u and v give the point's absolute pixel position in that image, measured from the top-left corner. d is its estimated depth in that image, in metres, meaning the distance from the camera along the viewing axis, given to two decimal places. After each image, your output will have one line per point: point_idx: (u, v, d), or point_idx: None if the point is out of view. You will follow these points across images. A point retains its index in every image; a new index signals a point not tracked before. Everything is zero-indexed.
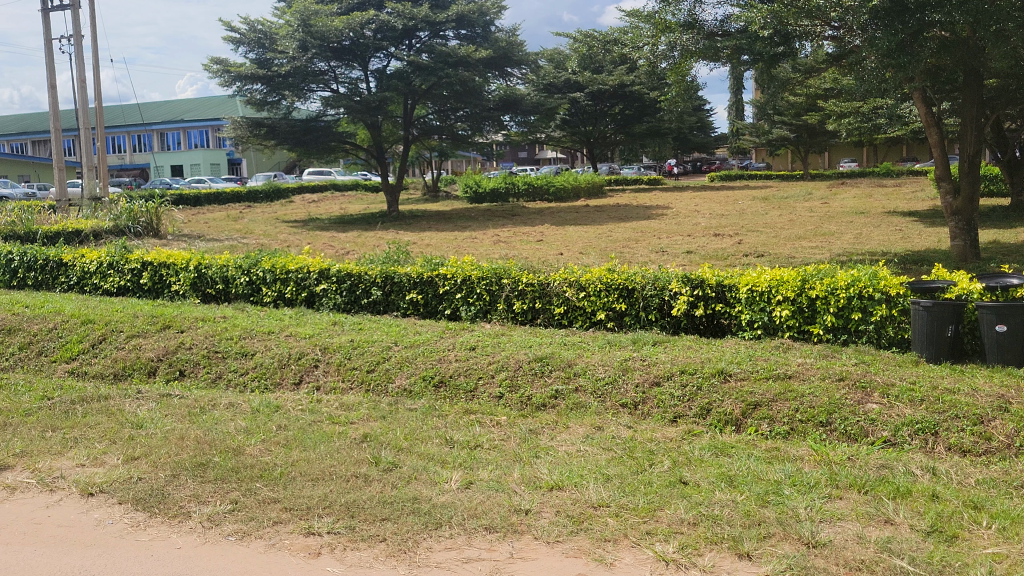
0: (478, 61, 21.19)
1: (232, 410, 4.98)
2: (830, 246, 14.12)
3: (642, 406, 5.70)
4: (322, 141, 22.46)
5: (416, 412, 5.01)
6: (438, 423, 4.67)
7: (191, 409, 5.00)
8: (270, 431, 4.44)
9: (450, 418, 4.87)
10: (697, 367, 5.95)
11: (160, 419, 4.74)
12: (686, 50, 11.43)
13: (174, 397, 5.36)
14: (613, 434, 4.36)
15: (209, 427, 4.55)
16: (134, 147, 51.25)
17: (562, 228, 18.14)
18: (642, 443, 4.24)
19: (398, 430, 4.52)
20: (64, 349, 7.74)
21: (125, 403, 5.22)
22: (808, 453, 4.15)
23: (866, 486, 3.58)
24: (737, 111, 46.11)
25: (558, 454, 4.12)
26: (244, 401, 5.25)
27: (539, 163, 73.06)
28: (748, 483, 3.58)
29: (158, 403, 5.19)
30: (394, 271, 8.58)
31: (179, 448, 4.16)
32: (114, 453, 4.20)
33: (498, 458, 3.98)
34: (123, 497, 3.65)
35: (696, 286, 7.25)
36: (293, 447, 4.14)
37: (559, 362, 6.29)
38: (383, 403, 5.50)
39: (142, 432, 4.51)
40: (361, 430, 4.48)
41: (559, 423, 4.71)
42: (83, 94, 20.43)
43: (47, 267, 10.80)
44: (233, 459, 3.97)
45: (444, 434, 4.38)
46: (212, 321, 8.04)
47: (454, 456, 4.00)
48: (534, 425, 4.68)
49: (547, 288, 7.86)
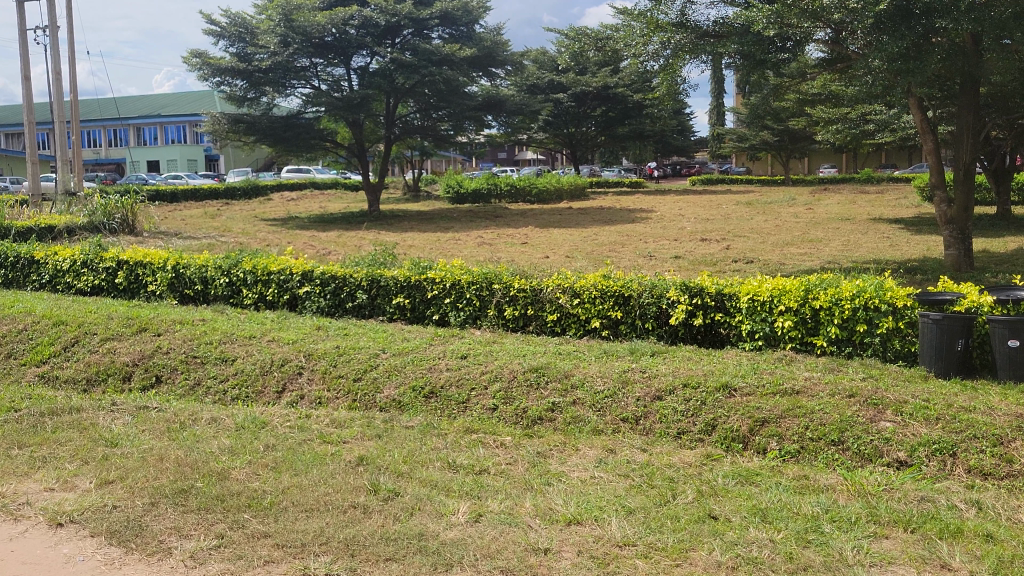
0: (462, 60, 20.88)
1: (214, 426, 4.67)
2: (819, 253, 13.94)
3: (643, 421, 5.45)
4: (303, 138, 22.08)
5: (412, 430, 4.73)
6: (436, 442, 4.41)
7: (169, 424, 4.70)
8: (257, 451, 4.15)
9: (447, 436, 4.61)
10: (701, 381, 5.70)
11: (136, 436, 4.43)
12: (680, 50, 11.21)
13: (151, 409, 5.05)
14: (626, 458, 4.12)
15: (190, 446, 4.25)
16: (109, 141, 50.57)
17: (547, 230, 17.91)
18: (658, 470, 4.00)
19: (395, 451, 4.25)
20: (34, 353, 7.43)
21: (97, 415, 4.92)
22: (837, 481, 3.92)
23: (912, 523, 3.36)
24: (719, 115, 46.06)
25: (569, 480, 3.89)
26: (226, 414, 4.95)
27: (518, 164, 72.78)
28: (783, 520, 3.36)
29: (133, 417, 4.87)
30: (381, 275, 8.29)
31: (158, 471, 3.87)
32: (86, 475, 3.90)
33: (506, 486, 3.74)
34: (96, 529, 3.35)
35: (695, 295, 7.02)
36: (284, 472, 3.87)
37: (556, 373, 6.03)
38: (373, 418, 5.21)
39: (117, 450, 4.20)
40: (355, 451, 4.21)
41: (565, 444, 4.46)
42: (58, 86, 19.98)
43: (18, 264, 10.43)
44: (217, 485, 3.68)
45: (445, 457, 4.13)
46: (191, 324, 7.71)
47: (460, 484, 3.75)
48: (538, 446, 4.43)
49: (539, 295, 7.58)
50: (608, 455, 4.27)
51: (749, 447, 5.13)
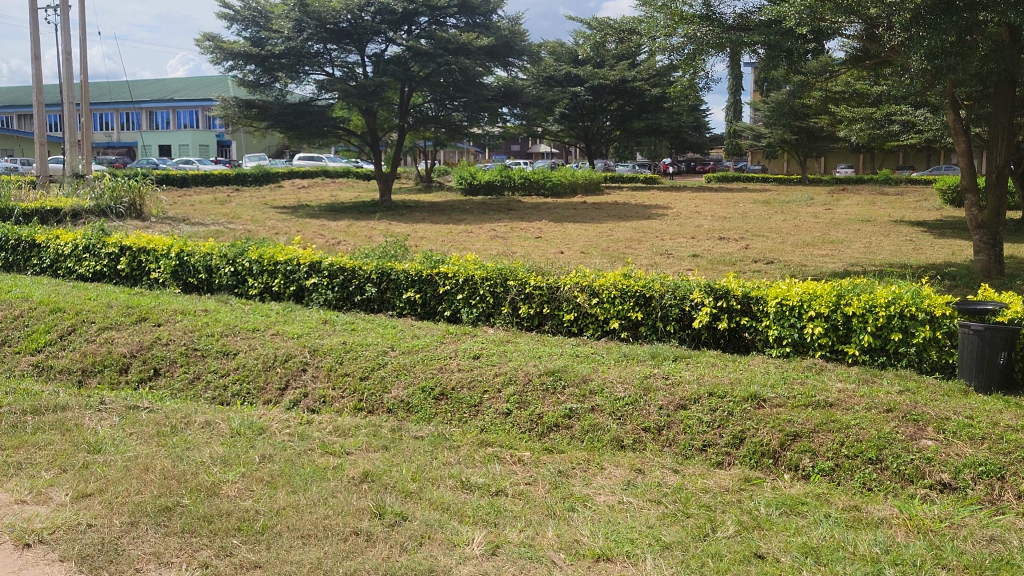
0: (479, 49, 20.57)
1: (208, 431, 4.38)
2: (841, 254, 13.57)
3: (665, 431, 5.14)
4: (315, 125, 21.78)
5: (421, 440, 4.43)
6: (449, 457, 4.12)
7: (160, 428, 4.42)
8: (251, 463, 3.86)
9: (461, 451, 4.32)
10: (728, 390, 5.37)
11: (122, 441, 4.15)
12: (702, 43, 10.85)
13: (142, 409, 4.77)
14: (656, 484, 3.83)
15: (180, 454, 3.97)
16: (122, 125, 50.37)
17: (561, 224, 17.58)
18: (692, 497, 3.72)
19: (404, 466, 3.96)
20: (29, 340, 7.16)
21: (83, 415, 4.64)
22: (887, 514, 3.60)
23: (983, 570, 3.06)
24: (735, 113, 45.59)
25: (594, 506, 3.61)
26: (222, 417, 4.66)
27: (530, 157, 72.34)
28: (839, 563, 3.06)
29: (122, 418, 4.59)
30: (391, 268, 7.98)
31: (141, 485, 3.59)
32: (62, 487, 3.62)
33: (526, 512, 3.45)
34: (66, 552, 3.07)
35: (719, 297, 6.70)
36: (282, 488, 3.58)
37: (573, 377, 5.72)
38: (380, 424, 4.90)
39: (99, 458, 3.92)
40: (359, 466, 3.92)
41: (587, 461, 4.17)
42: (68, 68, 19.73)
43: (19, 247, 10.16)
44: (205, 504, 3.39)
45: (458, 475, 3.84)
46: (193, 314, 7.41)
47: (475, 509, 3.46)
48: (558, 464, 4.12)
49: (556, 292, 7.26)
50: (633, 478, 3.97)
51: (779, 463, 4.81)
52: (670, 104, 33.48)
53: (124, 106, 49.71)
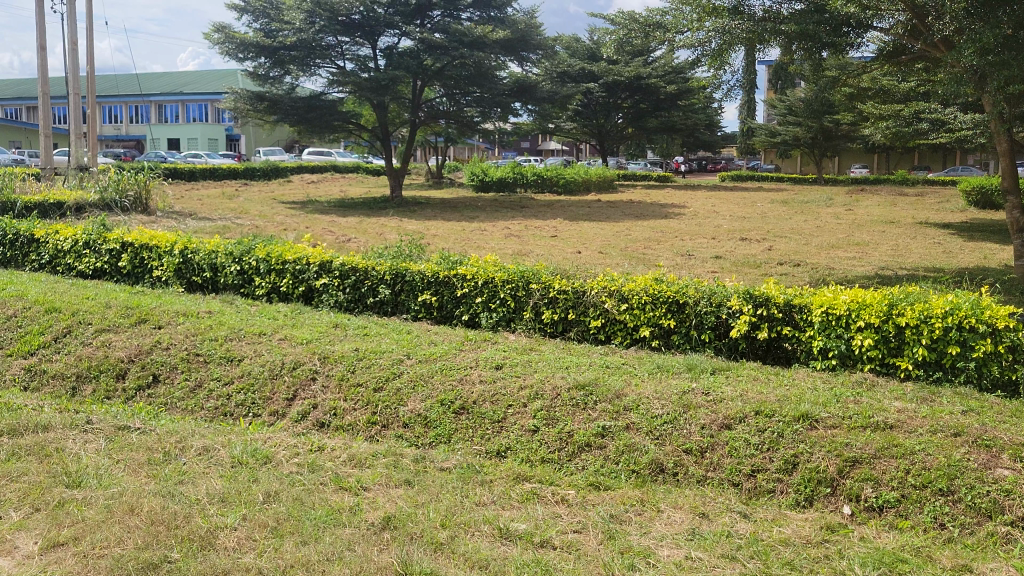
0: (494, 42, 20.10)
1: (205, 460, 3.99)
2: (869, 257, 13.11)
3: (709, 453, 4.69)
4: (326, 119, 21.35)
5: (448, 475, 4.04)
6: (483, 498, 3.79)
7: (152, 454, 4.03)
8: (253, 504, 3.49)
9: (495, 492, 3.91)
10: (776, 408, 4.92)
11: (106, 474, 3.78)
12: (732, 36, 10.31)
13: (132, 431, 4.39)
14: (719, 539, 3.51)
15: (172, 492, 3.60)
16: (131, 118, 50.00)
17: (577, 223, 17.13)
18: (770, 552, 3.43)
19: (431, 508, 3.59)
20: (22, 342, 6.75)
21: (67, 438, 4.25)
22: None
23: None
24: (749, 111, 45.03)
25: (656, 562, 3.30)
26: (223, 441, 4.26)
27: (541, 155, 71.81)
28: None
29: (110, 441, 4.21)
30: (406, 269, 7.55)
31: (123, 533, 3.23)
32: (29, 534, 3.26)
33: (579, 571, 3.10)
34: None
35: (759, 305, 6.25)
36: (291, 538, 3.22)
37: (606, 392, 5.26)
38: (396, 450, 4.47)
39: (76, 496, 3.56)
40: (380, 509, 3.53)
41: (641, 505, 3.85)
42: (73, 59, 19.34)
43: (17, 242, 9.73)
44: (198, 561, 3.03)
45: (496, 521, 3.49)
46: (196, 317, 6.96)
47: (519, 566, 3.10)
48: (608, 507, 3.82)
49: (582, 297, 6.82)
50: (699, 527, 3.64)
51: (838, 492, 4.35)
52: (687, 102, 32.94)
53: (132, 98, 49.37)
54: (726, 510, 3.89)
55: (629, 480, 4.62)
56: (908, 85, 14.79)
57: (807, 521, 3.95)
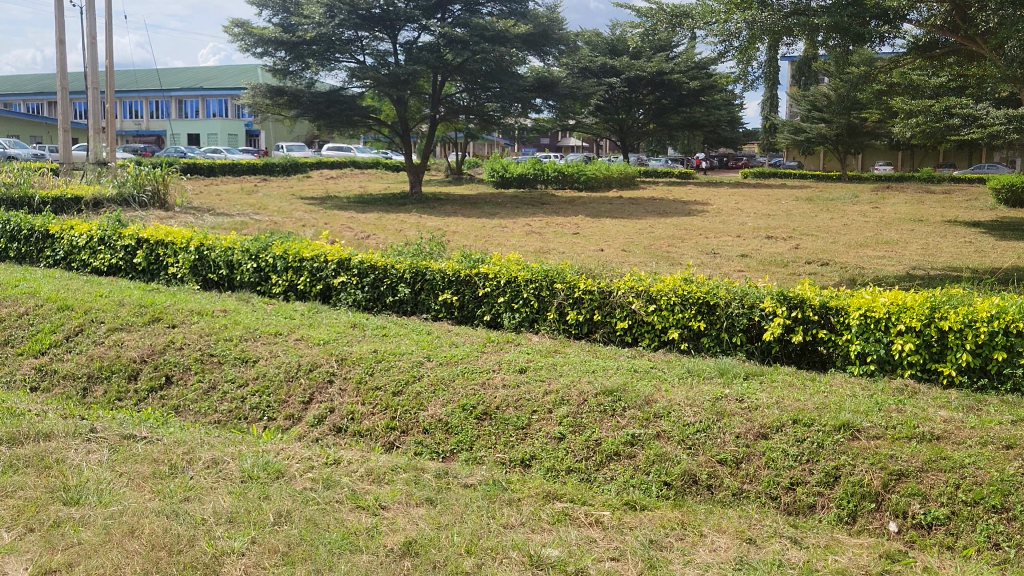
0: (516, 37, 19.85)
1: (214, 475, 3.82)
2: (899, 256, 12.82)
3: (744, 464, 4.45)
4: (346, 114, 21.19)
5: (472, 494, 3.83)
6: (512, 519, 3.59)
7: (157, 467, 3.90)
8: (265, 527, 3.31)
9: (523, 512, 3.70)
10: (815, 417, 4.68)
11: (107, 491, 3.61)
12: (761, 29, 10.03)
13: (138, 442, 4.23)
14: (758, 568, 3.30)
15: (176, 511, 3.43)
16: (151, 113, 50.09)
17: (599, 220, 16.88)
18: None
19: (456, 531, 3.40)
20: (33, 341, 6.59)
21: (69, 448, 4.12)
22: None
23: None
24: (771, 107, 44.59)
25: None
26: (233, 453, 4.09)
27: (560, 151, 71.53)
28: None
29: (114, 454, 4.05)
30: (426, 267, 7.34)
31: (123, 559, 3.06)
32: (23, 557, 3.10)
33: None
34: None
35: (794, 307, 6.00)
36: (304, 566, 3.05)
37: (634, 398, 5.04)
38: (417, 462, 4.27)
39: (74, 515, 3.39)
40: (401, 532, 3.34)
41: (679, 530, 3.64)
42: (93, 53, 19.24)
43: (32, 238, 9.59)
44: None
45: (524, 546, 3.29)
46: (210, 316, 6.78)
47: None
48: (647, 530, 3.61)
49: (608, 298, 6.59)
50: (745, 555, 3.43)
51: (883, 508, 4.11)
52: (709, 98, 32.59)
53: (153, 94, 49.42)
54: (773, 536, 3.69)
55: (661, 493, 4.40)
56: (938, 81, 14.44)
57: (851, 545, 3.73)
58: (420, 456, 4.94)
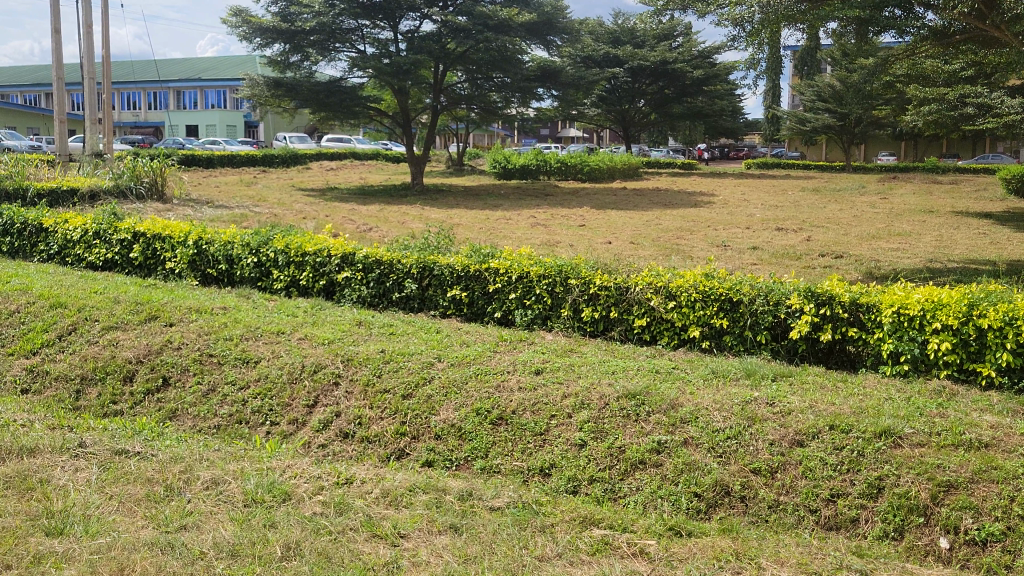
0: (519, 25, 19.54)
1: (215, 503, 3.54)
2: (914, 248, 12.54)
3: (780, 474, 4.17)
4: (346, 104, 20.86)
5: (496, 519, 3.56)
6: (544, 549, 3.32)
7: (151, 489, 3.66)
8: (275, 563, 3.04)
9: (558, 541, 3.43)
10: (852, 422, 4.40)
11: (96, 520, 3.34)
12: (775, 14, 9.79)
13: (129, 460, 3.97)
14: None
15: (176, 545, 3.15)
16: (149, 105, 49.76)
17: (605, 211, 16.58)
18: None
19: (484, 566, 3.14)
20: (25, 340, 6.30)
21: (55, 466, 3.89)
22: None
23: None
24: (774, 98, 44.23)
25: None
26: (235, 472, 3.85)
27: (561, 142, 71.17)
28: None
29: (102, 475, 3.79)
30: (434, 262, 7.05)
31: None
32: None
33: None
34: None
35: (821, 304, 5.71)
36: None
37: (659, 402, 4.76)
38: (433, 480, 3.99)
39: (60, 549, 3.12)
40: (424, 568, 3.08)
41: (729, 561, 3.36)
42: (89, 42, 18.88)
43: (25, 232, 9.29)
44: None
45: None
46: (210, 313, 6.50)
47: None
48: (697, 564, 3.33)
49: (625, 293, 6.31)
50: None
51: (933, 523, 3.83)
52: (712, 87, 32.28)
53: (151, 85, 49.03)
54: (834, 566, 3.41)
55: (691, 505, 4.12)
56: (951, 69, 14.13)
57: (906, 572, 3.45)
58: (433, 464, 4.66)
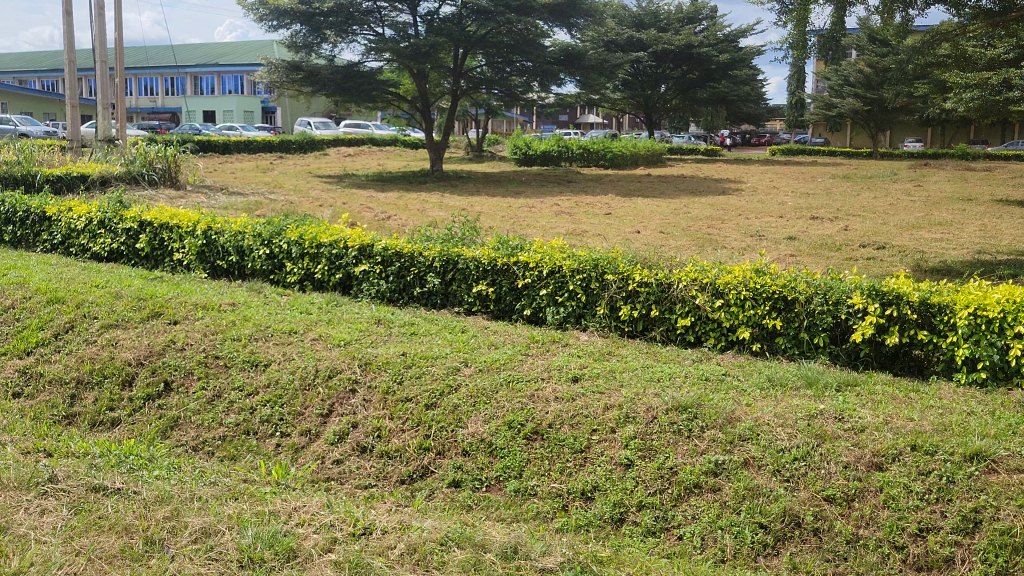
0: (543, 7, 18.96)
1: (205, 568, 3.06)
2: (957, 238, 11.94)
3: (858, 503, 3.66)
4: (365, 89, 20.34)
5: None
6: None
7: (129, 542, 3.22)
8: None
9: None
10: (938, 443, 3.87)
11: None
12: None
13: (106, 503, 3.51)
14: None
15: None
16: (166, 90, 49.39)
17: (631, 199, 16.05)
18: None
19: None
20: (19, 339, 5.84)
21: (18, 508, 3.46)
22: None
23: None
24: (799, 83, 43.41)
25: None
26: (230, 518, 3.39)
27: (580, 127, 70.31)
28: None
29: (72, 524, 3.35)
30: (459, 254, 6.55)
31: None
32: None
33: None
34: None
35: (886, 303, 5.16)
36: None
37: (713, 416, 4.24)
38: (462, 528, 3.50)
39: None
40: None
41: None
42: (100, 24, 18.39)
43: (28, 220, 8.84)
44: None
45: None
46: (218, 310, 6.02)
47: None
48: None
49: (668, 289, 5.79)
50: None
51: None
52: (738, 72, 31.60)
53: (168, 70, 48.68)
54: None
55: (756, 539, 3.61)
56: (997, 51, 13.51)
57: None
58: (460, 485, 4.17)
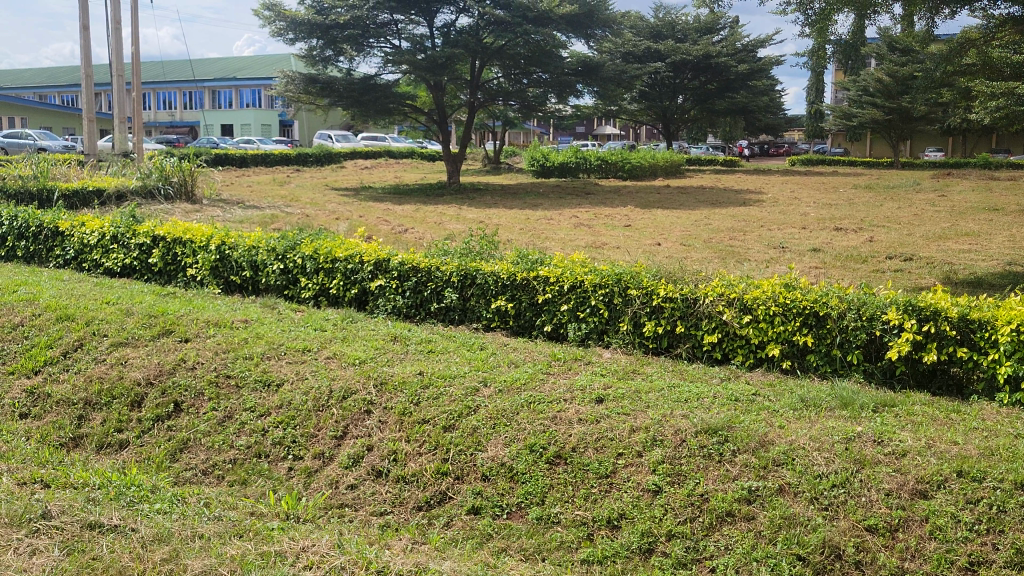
0: (560, 17, 18.80)
1: None
2: (986, 250, 11.68)
3: (902, 534, 3.45)
4: (381, 101, 20.25)
5: None
6: None
7: None
8: None
9: None
10: (987, 470, 3.66)
11: None
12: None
13: (102, 542, 3.34)
14: None
15: None
16: (184, 104, 49.54)
17: (650, 211, 15.85)
18: None
19: None
20: (27, 357, 5.70)
21: (8, 549, 3.30)
22: None
23: None
24: (818, 93, 43.12)
25: None
26: (232, 561, 3.21)
27: (597, 138, 70.16)
28: None
29: (63, 567, 3.18)
30: (477, 269, 6.38)
31: None
32: None
33: None
34: None
35: (923, 319, 4.94)
36: None
37: (746, 439, 4.04)
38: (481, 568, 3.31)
39: None
40: None
41: None
42: (117, 38, 18.37)
43: (40, 235, 8.73)
44: None
45: None
46: (230, 328, 5.86)
47: None
48: None
49: (694, 305, 5.59)
50: None
51: None
52: (756, 82, 31.37)
53: (187, 84, 48.86)
54: None
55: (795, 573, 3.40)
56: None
57: None
58: (481, 512, 3.97)
